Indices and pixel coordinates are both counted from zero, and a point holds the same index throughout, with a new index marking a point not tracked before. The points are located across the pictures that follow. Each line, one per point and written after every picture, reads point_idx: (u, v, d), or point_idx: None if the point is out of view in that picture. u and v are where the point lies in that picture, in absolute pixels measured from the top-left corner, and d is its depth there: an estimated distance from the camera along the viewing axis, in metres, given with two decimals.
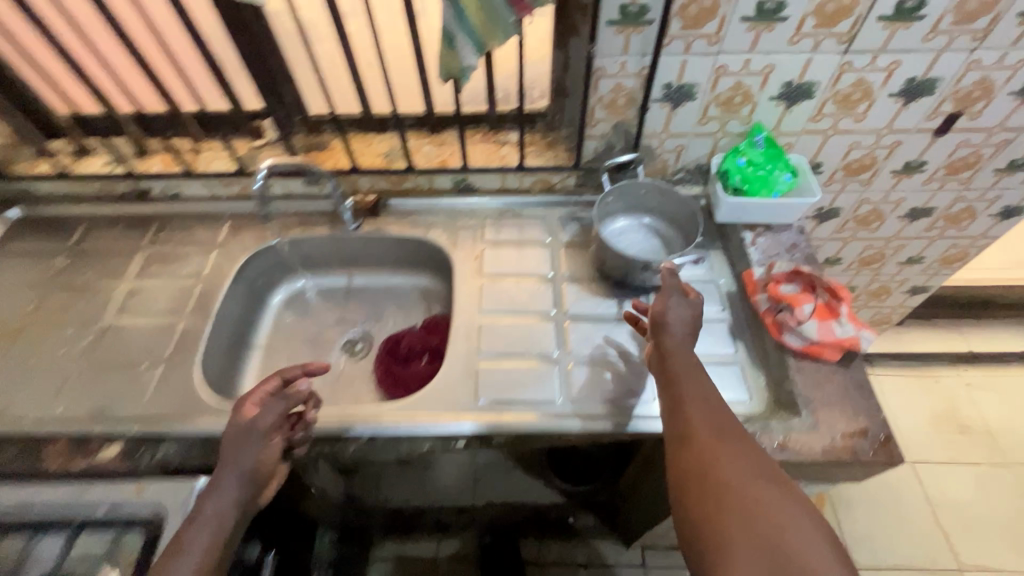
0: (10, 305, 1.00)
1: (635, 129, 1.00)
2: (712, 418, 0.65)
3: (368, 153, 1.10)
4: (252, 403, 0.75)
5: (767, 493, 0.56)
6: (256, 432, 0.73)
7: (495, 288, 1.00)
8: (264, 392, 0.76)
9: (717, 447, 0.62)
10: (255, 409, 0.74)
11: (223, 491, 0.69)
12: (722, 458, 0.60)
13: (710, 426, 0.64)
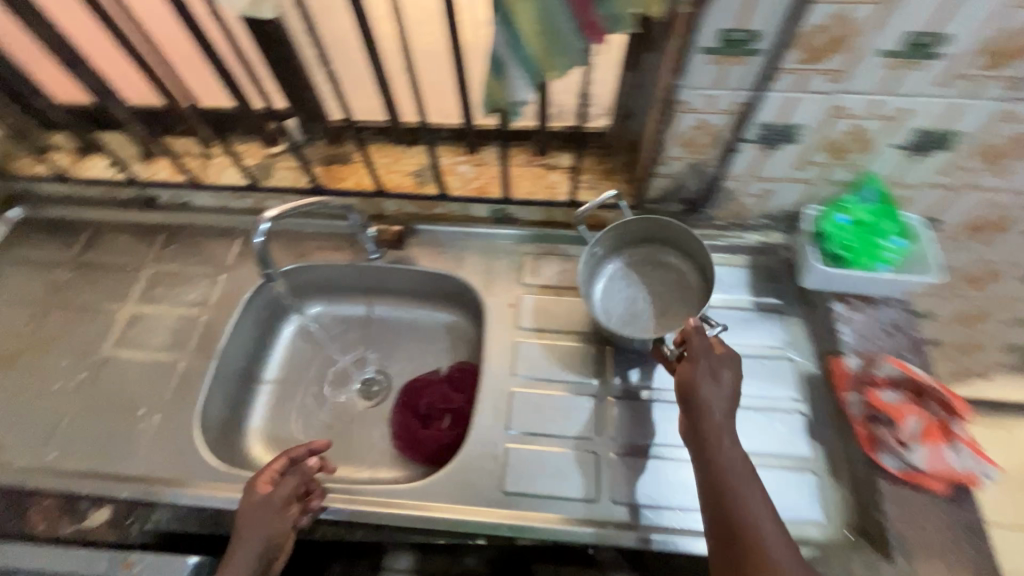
0: (7, 324, 0.92)
1: (714, 171, 0.82)
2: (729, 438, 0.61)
3: (394, 172, 0.97)
4: (268, 475, 0.68)
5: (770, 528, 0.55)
6: (274, 504, 0.67)
7: (530, 347, 0.86)
8: (286, 462, 0.70)
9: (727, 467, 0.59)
10: (274, 489, 0.68)
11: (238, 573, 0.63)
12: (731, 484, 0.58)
13: (727, 446, 0.60)
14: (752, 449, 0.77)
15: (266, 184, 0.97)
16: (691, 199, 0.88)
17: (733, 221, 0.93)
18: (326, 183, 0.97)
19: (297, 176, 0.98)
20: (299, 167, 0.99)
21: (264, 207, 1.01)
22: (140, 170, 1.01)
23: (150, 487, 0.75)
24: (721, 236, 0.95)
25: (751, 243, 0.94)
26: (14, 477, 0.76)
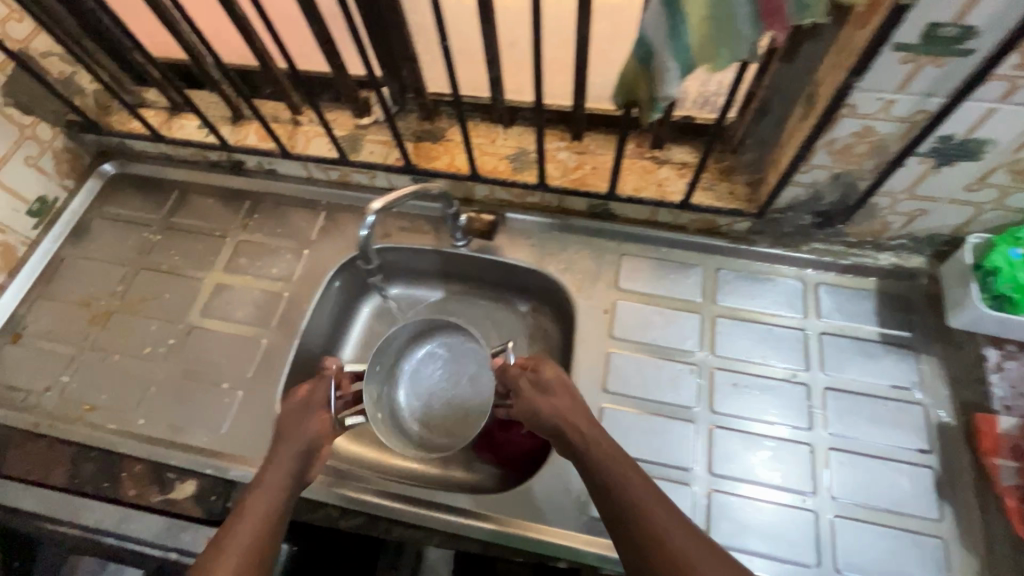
0: (101, 281, 0.94)
1: (862, 184, 0.71)
2: (593, 446, 0.63)
3: (489, 154, 0.89)
4: (287, 418, 0.70)
5: (682, 533, 0.55)
6: (310, 410, 0.71)
7: (624, 361, 0.80)
8: (299, 401, 0.72)
9: (635, 480, 0.59)
10: (286, 426, 0.69)
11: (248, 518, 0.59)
12: (640, 497, 0.57)
13: (603, 456, 0.61)
14: (874, 505, 0.69)
15: (355, 160, 0.92)
16: (827, 211, 0.76)
17: (868, 238, 0.81)
18: (418, 163, 0.90)
19: (386, 151, 0.92)
20: (387, 141, 0.93)
21: (350, 181, 0.97)
22: (230, 134, 0.97)
23: (234, 467, 0.75)
24: (848, 254, 0.83)
25: (884, 266, 0.82)
26: (107, 439, 0.78)
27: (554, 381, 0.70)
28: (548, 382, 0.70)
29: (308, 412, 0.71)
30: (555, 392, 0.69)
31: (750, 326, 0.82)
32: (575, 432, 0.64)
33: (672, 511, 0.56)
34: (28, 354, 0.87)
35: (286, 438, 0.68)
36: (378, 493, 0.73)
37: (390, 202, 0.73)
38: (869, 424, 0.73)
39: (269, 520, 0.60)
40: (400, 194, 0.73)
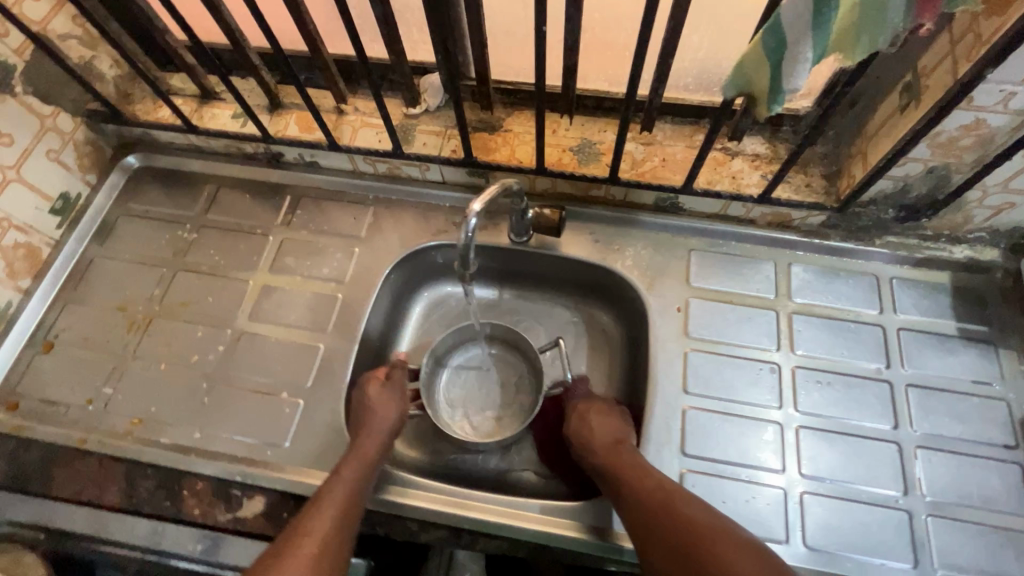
0: (135, 284, 0.88)
1: (956, 177, 0.69)
2: (621, 458, 0.67)
3: (552, 145, 0.85)
4: (371, 397, 0.74)
5: (708, 525, 0.57)
6: (393, 394, 0.75)
7: (702, 361, 0.78)
8: (380, 385, 0.76)
9: (661, 483, 0.63)
10: (372, 404, 0.74)
11: (325, 506, 0.63)
12: (663, 497, 0.61)
13: (632, 465, 0.66)
14: (966, 502, 0.68)
15: (408, 152, 0.87)
16: (912, 204, 0.75)
17: (945, 231, 0.80)
18: (477, 156, 0.86)
19: (440, 142, 0.87)
20: (441, 131, 0.88)
21: (399, 174, 0.92)
22: (269, 123, 0.91)
23: (304, 481, 0.71)
24: (925, 247, 0.81)
25: (960, 258, 0.80)
26: (163, 455, 0.73)
27: (593, 399, 0.76)
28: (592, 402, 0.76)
29: (393, 395, 0.75)
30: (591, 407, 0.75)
31: (827, 323, 0.80)
32: (603, 445, 0.69)
33: (697, 506, 0.60)
34: (64, 364, 0.82)
35: (374, 414, 0.72)
36: (463, 503, 0.70)
37: (487, 202, 0.65)
38: (953, 421, 0.73)
39: (345, 513, 0.63)
40: (491, 190, 0.67)
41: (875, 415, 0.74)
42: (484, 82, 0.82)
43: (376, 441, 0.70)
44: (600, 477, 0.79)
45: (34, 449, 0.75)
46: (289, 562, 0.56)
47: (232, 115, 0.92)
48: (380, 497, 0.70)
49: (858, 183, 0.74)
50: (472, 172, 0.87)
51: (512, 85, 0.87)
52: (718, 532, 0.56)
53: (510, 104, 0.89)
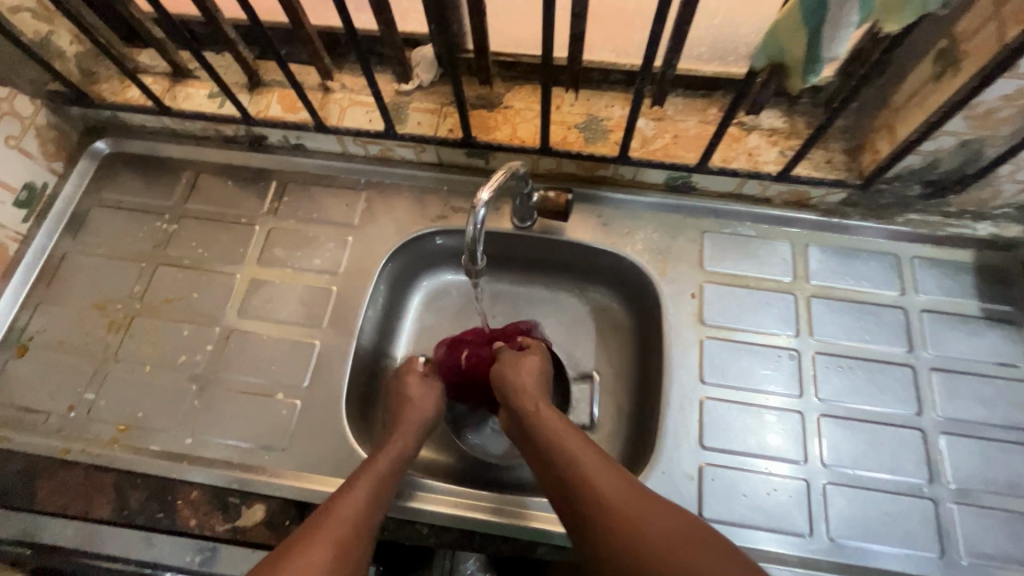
0: (113, 280, 0.82)
1: (989, 151, 0.66)
2: (577, 453, 0.58)
3: (556, 122, 0.79)
4: (410, 388, 0.74)
5: (676, 529, 0.50)
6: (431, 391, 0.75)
7: (718, 349, 0.75)
8: (417, 377, 0.76)
9: (623, 483, 0.55)
10: (411, 397, 0.73)
11: (358, 490, 0.59)
12: (629, 497, 0.53)
13: (592, 463, 0.57)
14: (991, 489, 0.67)
15: (402, 132, 0.81)
16: (938, 179, 0.72)
17: (970, 208, 0.76)
18: (476, 135, 0.80)
19: (436, 121, 0.81)
20: (436, 109, 0.82)
21: (392, 157, 0.86)
22: (248, 103, 0.84)
23: (306, 487, 0.68)
24: (947, 224, 0.78)
25: (983, 236, 0.77)
26: (153, 463, 0.69)
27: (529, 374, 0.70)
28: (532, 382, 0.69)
29: (430, 389, 0.75)
30: (539, 396, 0.67)
31: (847, 306, 0.77)
32: (557, 434, 0.61)
33: (667, 510, 0.52)
34: (40, 369, 0.76)
35: (411, 407, 0.72)
36: (480, 506, 0.66)
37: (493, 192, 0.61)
38: (977, 406, 0.71)
39: (374, 497, 0.59)
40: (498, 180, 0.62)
41: (897, 401, 0.71)
42: (482, 55, 0.76)
43: (411, 435, 0.68)
44: None
45: (13, 462, 0.70)
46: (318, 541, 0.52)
47: (208, 95, 0.85)
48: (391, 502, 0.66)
49: (883, 158, 0.70)
50: (470, 153, 0.82)
51: (511, 58, 0.81)
52: (685, 538, 0.49)
53: (510, 78, 0.83)
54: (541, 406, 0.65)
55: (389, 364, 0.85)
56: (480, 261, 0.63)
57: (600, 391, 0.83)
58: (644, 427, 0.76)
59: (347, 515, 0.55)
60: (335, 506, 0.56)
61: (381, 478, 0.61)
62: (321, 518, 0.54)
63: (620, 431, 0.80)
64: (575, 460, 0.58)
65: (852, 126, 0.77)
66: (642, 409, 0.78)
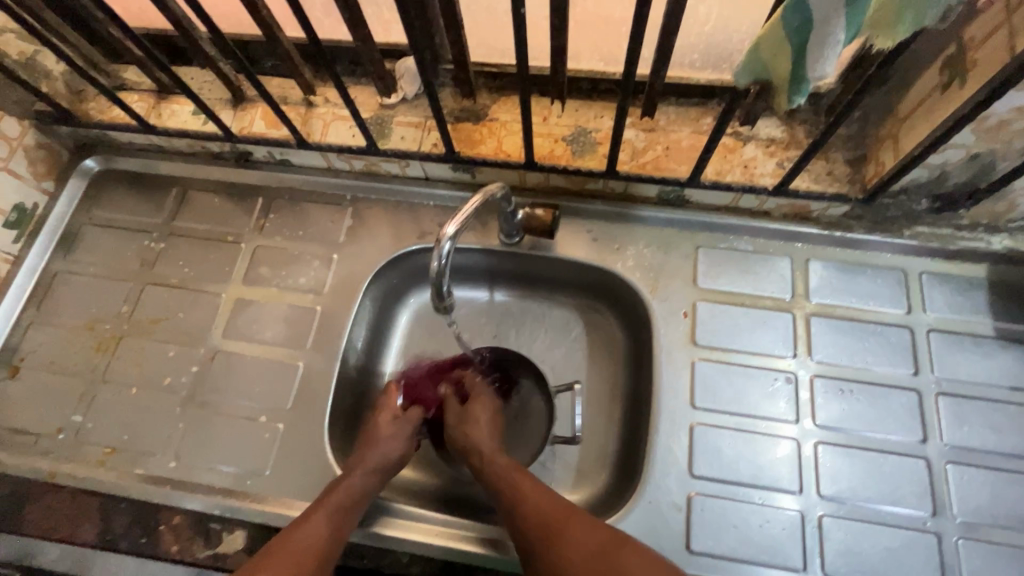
0: (101, 301, 0.82)
1: (1001, 165, 0.61)
2: (540, 503, 0.60)
3: (542, 135, 0.77)
4: (380, 429, 0.70)
5: (649, 566, 0.52)
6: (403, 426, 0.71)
7: (711, 371, 0.72)
8: (390, 416, 0.72)
9: (588, 525, 0.56)
10: (378, 438, 0.69)
11: (316, 516, 0.60)
12: (596, 541, 0.55)
13: (559, 509, 0.58)
14: (1000, 522, 0.63)
15: (385, 147, 0.79)
16: (947, 193, 0.68)
17: (984, 220, 0.71)
18: (460, 150, 0.77)
19: (420, 135, 0.79)
20: (420, 122, 0.80)
21: (377, 171, 0.84)
22: (232, 120, 0.83)
23: (287, 514, 0.67)
24: (958, 238, 0.73)
25: (999, 250, 0.72)
26: (138, 488, 0.69)
27: (486, 428, 0.70)
28: (485, 438, 0.69)
29: (399, 432, 0.71)
30: (493, 449, 0.67)
31: (849, 324, 0.73)
32: (516, 486, 0.62)
33: (637, 546, 0.54)
34: (30, 390, 0.77)
35: (375, 449, 0.68)
36: (461, 536, 0.67)
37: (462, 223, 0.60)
38: (987, 433, 0.67)
39: (336, 523, 0.61)
40: (473, 204, 0.60)
41: (901, 427, 0.68)
42: (463, 67, 0.74)
43: (371, 465, 0.66)
44: (603, 496, 0.74)
45: (3, 485, 0.71)
46: None
47: (192, 112, 0.84)
48: (373, 531, 0.67)
49: (887, 172, 0.66)
50: (455, 167, 0.79)
51: (496, 68, 0.78)
52: (660, 573, 0.51)
53: (496, 89, 0.81)
54: (500, 459, 0.66)
55: (376, 382, 0.84)
56: (446, 296, 0.65)
57: (590, 411, 0.81)
58: (634, 450, 0.74)
59: (305, 543, 0.58)
60: (294, 534, 0.59)
61: (345, 503, 0.62)
62: (283, 546, 0.57)
63: (610, 454, 0.77)
64: (540, 508, 0.59)
65: (856, 135, 0.73)
66: (633, 432, 0.76)
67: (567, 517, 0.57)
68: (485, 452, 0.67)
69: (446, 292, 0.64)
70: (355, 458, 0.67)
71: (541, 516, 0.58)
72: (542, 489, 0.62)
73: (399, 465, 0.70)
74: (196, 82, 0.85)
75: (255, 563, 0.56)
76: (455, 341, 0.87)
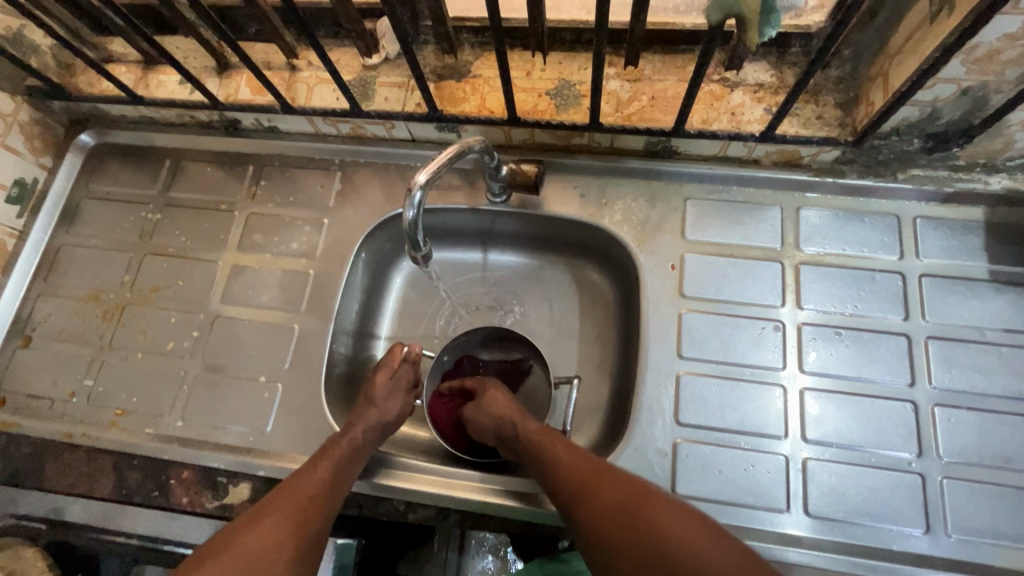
0: (104, 271, 0.85)
1: (996, 98, 0.60)
2: (576, 460, 0.61)
3: (525, 90, 0.76)
4: (375, 387, 0.71)
5: (673, 515, 0.54)
6: (400, 388, 0.72)
7: (698, 322, 0.72)
8: (387, 374, 0.73)
9: (621, 483, 0.58)
10: (375, 396, 0.70)
11: (320, 467, 0.62)
12: (623, 494, 0.56)
13: (587, 471, 0.59)
14: (985, 462, 0.64)
15: (369, 109, 0.79)
16: (940, 132, 0.66)
17: (981, 159, 0.69)
18: (444, 108, 0.77)
19: (404, 95, 0.79)
20: (403, 82, 0.79)
21: (364, 135, 0.84)
22: (218, 88, 0.83)
23: (288, 467, 0.71)
24: (955, 179, 0.71)
25: (998, 190, 0.70)
26: (148, 445, 0.73)
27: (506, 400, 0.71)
28: (512, 408, 0.69)
29: (396, 390, 0.72)
30: (524, 420, 0.67)
31: (839, 273, 0.72)
32: (557, 447, 0.63)
33: (662, 496, 0.56)
34: (44, 358, 0.81)
35: (374, 407, 0.69)
36: (462, 484, 0.69)
37: (435, 173, 0.62)
38: (977, 377, 0.67)
39: (336, 475, 0.62)
40: (446, 156, 0.62)
41: (891, 373, 0.68)
42: (441, 22, 0.73)
43: (371, 422, 0.67)
44: (591, 447, 0.76)
45: (24, 445, 0.75)
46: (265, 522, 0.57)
47: (179, 81, 0.85)
48: (373, 480, 0.69)
49: (877, 111, 0.64)
50: (440, 127, 0.79)
51: (478, 23, 0.77)
52: (684, 523, 0.53)
53: (479, 45, 0.80)
54: (528, 426, 0.66)
55: (372, 344, 0.86)
56: (423, 247, 0.67)
57: (582, 367, 0.82)
58: (624, 402, 0.75)
59: (307, 491, 0.60)
60: (297, 483, 0.61)
61: (346, 456, 0.64)
62: (287, 493, 0.60)
63: (599, 407, 0.79)
64: (576, 463, 0.60)
65: (848, 76, 0.71)
66: (622, 384, 0.77)
67: (603, 474, 0.59)
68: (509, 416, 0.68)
69: (422, 244, 0.67)
70: (356, 414, 0.69)
71: (575, 476, 0.59)
72: (574, 450, 0.62)
73: (401, 421, 0.72)
74: (180, 51, 0.86)
75: (259, 509, 0.59)
76: (443, 307, 0.88)
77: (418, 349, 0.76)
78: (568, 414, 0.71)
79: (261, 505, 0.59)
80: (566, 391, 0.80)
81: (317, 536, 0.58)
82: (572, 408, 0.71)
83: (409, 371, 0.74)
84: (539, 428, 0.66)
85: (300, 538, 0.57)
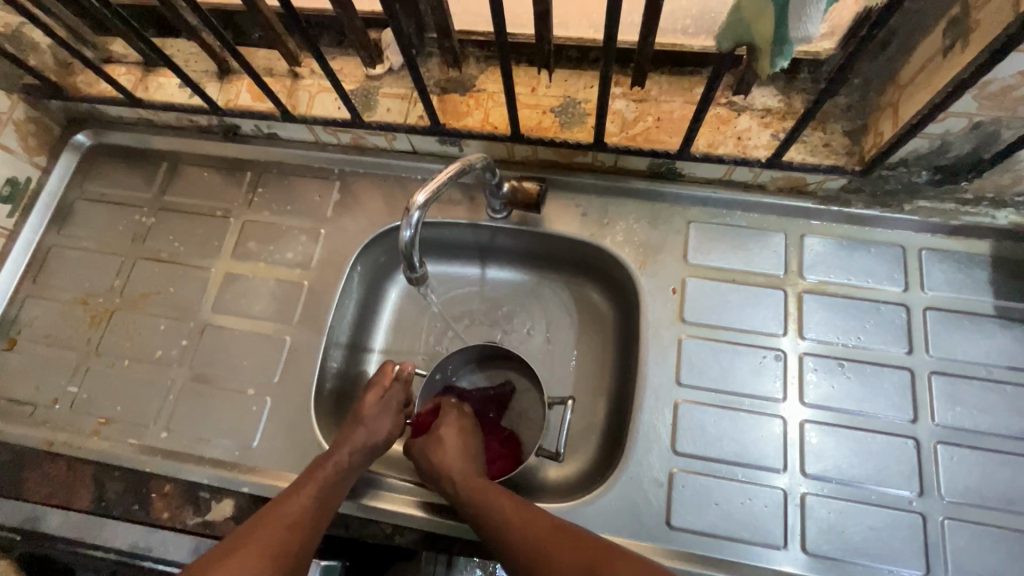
0: (95, 274, 0.83)
1: (1007, 134, 0.59)
2: (520, 523, 0.59)
3: (529, 106, 0.75)
4: (364, 407, 0.69)
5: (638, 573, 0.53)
6: (390, 408, 0.70)
7: (698, 348, 0.71)
8: (379, 393, 0.71)
9: (572, 540, 0.57)
10: (364, 416, 0.68)
11: (302, 492, 0.61)
12: (582, 558, 0.55)
13: (540, 530, 0.58)
14: (988, 504, 0.62)
15: (370, 120, 0.77)
16: (949, 165, 0.66)
17: (989, 193, 0.68)
18: (446, 122, 0.76)
19: (406, 107, 0.77)
20: (406, 94, 0.78)
21: (365, 145, 0.83)
22: (218, 92, 0.82)
23: (272, 484, 0.69)
24: (962, 212, 0.70)
25: (1004, 225, 0.69)
26: (131, 458, 0.71)
27: (461, 444, 0.68)
28: (460, 448, 0.67)
29: (387, 411, 0.70)
30: (469, 468, 0.65)
31: (843, 303, 0.71)
32: (495, 504, 0.61)
33: (621, 557, 0.55)
34: (28, 362, 0.79)
35: (362, 427, 0.67)
36: (444, 509, 0.67)
37: (436, 191, 0.60)
38: (981, 414, 0.65)
39: (320, 501, 0.61)
40: (447, 173, 0.61)
41: (893, 408, 0.66)
42: (447, 36, 0.72)
43: (359, 444, 0.66)
44: (586, 472, 0.74)
45: (2, 453, 0.73)
46: (244, 552, 0.55)
47: (179, 84, 0.84)
48: (361, 502, 0.67)
49: (886, 142, 0.63)
50: (441, 140, 0.78)
51: (483, 37, 0.76)
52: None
53: (484, 59, 0.79)
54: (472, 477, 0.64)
55: (366, 358, 0.84)
56: (418, 267, 0.66)
57: (579, 389, 0.80)
58: (620, 426, 0.73)
59: (289, 517, 0.58)
60: (279, 508, 0.59)
61: (330, 480, 0.62)
62: (271, 518, 0.58)
63: (594, 432, 0.77)
64: (524, 527, 0.58)
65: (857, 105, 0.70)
66: (619, 408, 0.75)
67: (554, 533, 0.58)
68: (451, 457, 0.66)
69: (417, 264, 0.65)
70: (342, 435, 0.67)
71: (524, 539, 0.57)
72: (520, 507, 0.60)
73: (393, 442, 0.70)
74: (181, 54, 0.85)
75: (238, 536, 0.57)
76: (438, 322, 0.86)
77: (411, 367, 0.74)
78: (563, 438, 0.69)
79: (239, 532, 0.57)
80: (561, 412, 0.79)
81: (299, 563, 0.57)
82: (566, 433, 0.69)
83: (400, 392, 0.72)
84: (484, 480, 0.64)
85: (282, 565, 0.55)
